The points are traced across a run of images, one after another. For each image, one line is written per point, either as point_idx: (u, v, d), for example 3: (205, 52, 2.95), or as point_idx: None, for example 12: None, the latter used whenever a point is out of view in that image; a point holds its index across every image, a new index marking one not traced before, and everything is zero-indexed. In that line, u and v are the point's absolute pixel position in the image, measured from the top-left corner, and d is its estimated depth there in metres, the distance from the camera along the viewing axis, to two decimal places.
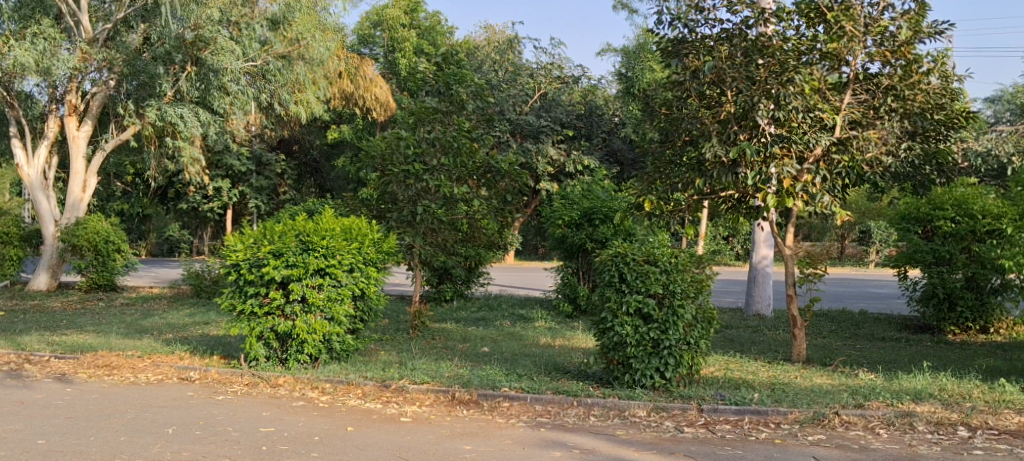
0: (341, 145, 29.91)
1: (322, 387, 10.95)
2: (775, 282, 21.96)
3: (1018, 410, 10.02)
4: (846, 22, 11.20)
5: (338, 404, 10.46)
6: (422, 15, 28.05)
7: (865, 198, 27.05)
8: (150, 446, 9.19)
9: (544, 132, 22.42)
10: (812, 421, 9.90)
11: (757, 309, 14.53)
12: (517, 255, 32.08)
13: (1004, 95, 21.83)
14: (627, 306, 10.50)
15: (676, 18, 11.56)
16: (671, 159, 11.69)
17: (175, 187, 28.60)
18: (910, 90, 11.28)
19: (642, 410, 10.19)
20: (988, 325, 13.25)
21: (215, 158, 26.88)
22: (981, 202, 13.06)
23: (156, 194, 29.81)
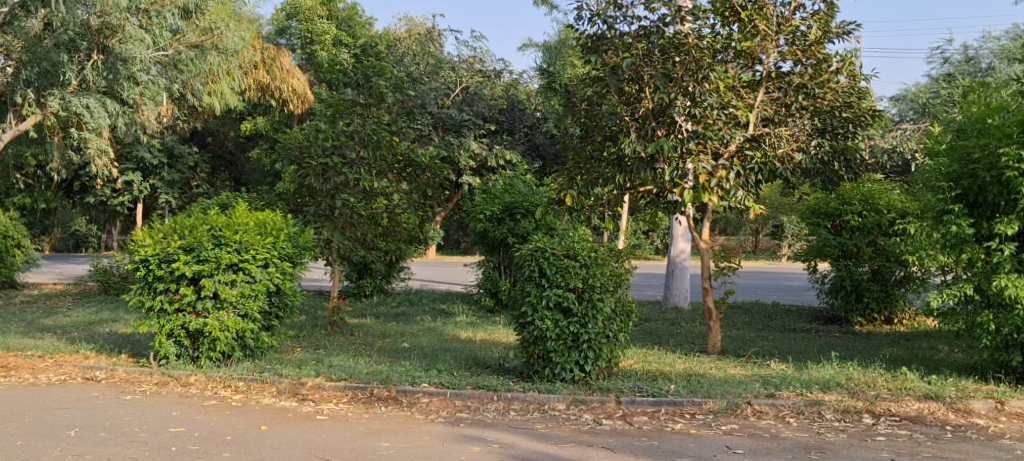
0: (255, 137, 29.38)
1: (234, 386, 10.64)
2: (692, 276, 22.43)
3: (919, 397, 10.29)
4: (759, 21, 11.45)
5: (252, 403, 10.20)
6: (342, 5, 27.89)
7: (778, 193, 27.79)
8: (49, 450, 8.82)
9: (465, 126, 22.04)
10: (725, 410, 10.10)
11: (674, 302, 14.86)
12: (438, 249, 32.03)
13: (908, 94, 22.92)
14: (548, 301, 10.44)
15: (596, 15, 11.53)
16: (591, 155, 11.71)
17: (80, 180, 27.65)
18: (820, 88, 11.63)
19: (561, 403, 10.20)
20: (892, 316, 13.84)
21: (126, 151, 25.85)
22: (886, 197, 13.76)
23: (59, 188, 28.85)
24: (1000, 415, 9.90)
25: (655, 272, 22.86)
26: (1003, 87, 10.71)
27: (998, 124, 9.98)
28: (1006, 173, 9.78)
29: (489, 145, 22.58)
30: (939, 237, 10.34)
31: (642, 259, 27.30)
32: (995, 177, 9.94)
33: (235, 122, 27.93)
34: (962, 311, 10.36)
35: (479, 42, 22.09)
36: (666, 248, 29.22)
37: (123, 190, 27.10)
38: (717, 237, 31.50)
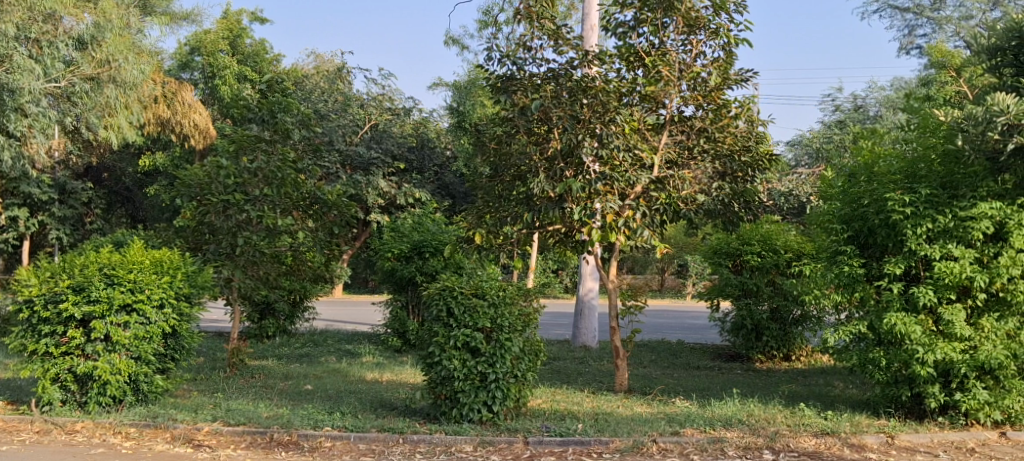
0: (154, 174, 28.61)
1: (125, 432, 9.91)
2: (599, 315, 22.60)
3: (816, 433, 9.72)
4: (662, 66, 11.54)
5: (143, 450, 9.43)
6: (248, 40, 27.40)
7: (683, 232, 28.30)
8: None
9: (374, 163, 21.54)
10: (632, 449, 9.38)
11: (582, 341, 14.91)
12: (345, 288, 31.65)
13: (804, 138, 23.69)
14: (455, 341, 9.67)
15: (505, 55, 11.23)
16: (500, 193, 11.72)
17: None
18: (720, 133, 11.82)
19: (468, 445, 9.39)
20: (790, 353, 14.18)
21: (11, 186, 24.44)
22: (783, 237, 14.18)
23: None
24: (891, 448, 9.36)
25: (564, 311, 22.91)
26: (887, 133, 11.07)
27: (884, 171, 10.12)
28: (891, 215, 9.82)
29: (397, 184, 22.15)
30: (832, 277, 10.27)
31: (549, 298, 27.41)
32: (882, 219, 10.00)
33: (132, 158, 27.24)
34: (854, 348, 10.29)
35: (388, 79, 21.88)
36: (575, 286, 29.40)
37: (9, 226, 25.78)
38: (625, 274, 31.89)
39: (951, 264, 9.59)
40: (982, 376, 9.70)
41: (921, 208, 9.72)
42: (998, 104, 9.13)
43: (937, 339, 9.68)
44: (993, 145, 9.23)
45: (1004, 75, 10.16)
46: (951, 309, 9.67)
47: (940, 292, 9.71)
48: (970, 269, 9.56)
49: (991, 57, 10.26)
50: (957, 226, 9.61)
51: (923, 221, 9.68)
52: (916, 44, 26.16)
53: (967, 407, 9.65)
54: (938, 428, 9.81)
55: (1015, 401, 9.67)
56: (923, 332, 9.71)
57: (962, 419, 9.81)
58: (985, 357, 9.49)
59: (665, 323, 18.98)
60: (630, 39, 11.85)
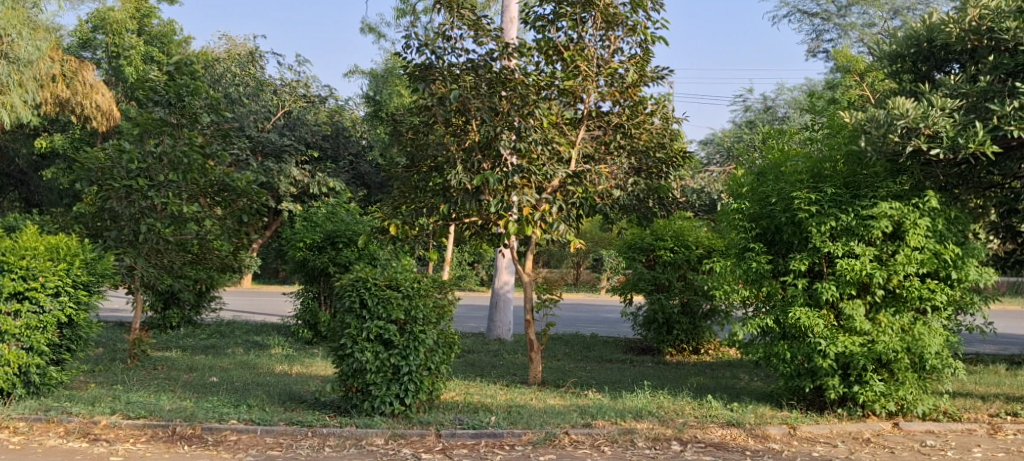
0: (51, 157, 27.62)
1: (13, 427, 9.43)
2: (514, 308, 22.62)
3: (723, 424, 9.80)
4: (580, 61, 11.51)
5: (32, 446, 9.00)
6: (156, 21, 26.66)
7: (597, 228, 28.53)
8: None
9: (286, 151, 21.20)
10: (544, 441, 9.31)
11: (497, 334, 14.88)
12: (254, 278, 31.09)
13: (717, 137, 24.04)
14: (368, 333, 9.43)
15: (424, 45, 11.01)
16: (416, 184, 11.49)
17: None
18: (636, 129, 11.82)
19: (379, 438, 9.20)
20: (699, 346, 14.38)
21: None
22: (694, 233, 14.42)
23: None
24: (793, 439, 9.48)
25: (479, 304, 22.83)
26: (794, 134, 11.31)
27: (792, 169, 10.30)
28: (797, 213, 9.95)
29: (311, 173, 21.75)
30: (739, 272, 10.35)
31: (463, 291, 27.35)
32: (789, 217, 10.14)
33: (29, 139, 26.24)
34: (761, 341, 10.40)
35: (303, 65, 21.45)
36: (490, 279, 29.39)
37: None
38: (541, 268, 31.98)
39: (852, 261, 9.73)
40: (878, 368, 9.91)
41: (825, 207, 9.86)
42: (898, 108, 9.40)
43: (838, 333, 9.87)
44: (893, 147, 9.48)
45: (903, 81, 10.41)
46: (851, 305, 9.83)
47: (841, 287, 9.85)
48: (870, 266, 9.70)
49: (891, 63, 10.52)
50: (859, 225, 9.73)
51: (827, 219, 9.80)
52: (824, 48, 26.72)
53: (864, 399, 9.83)
54: (837, 419, 9.97)
55: (910, 393, 9.89)
56: (824, 326, 9.89)
57: (859, 410, 9.99)
58: (882, 349, 9.68)
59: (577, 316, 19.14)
60: (550, 33, 11.79)
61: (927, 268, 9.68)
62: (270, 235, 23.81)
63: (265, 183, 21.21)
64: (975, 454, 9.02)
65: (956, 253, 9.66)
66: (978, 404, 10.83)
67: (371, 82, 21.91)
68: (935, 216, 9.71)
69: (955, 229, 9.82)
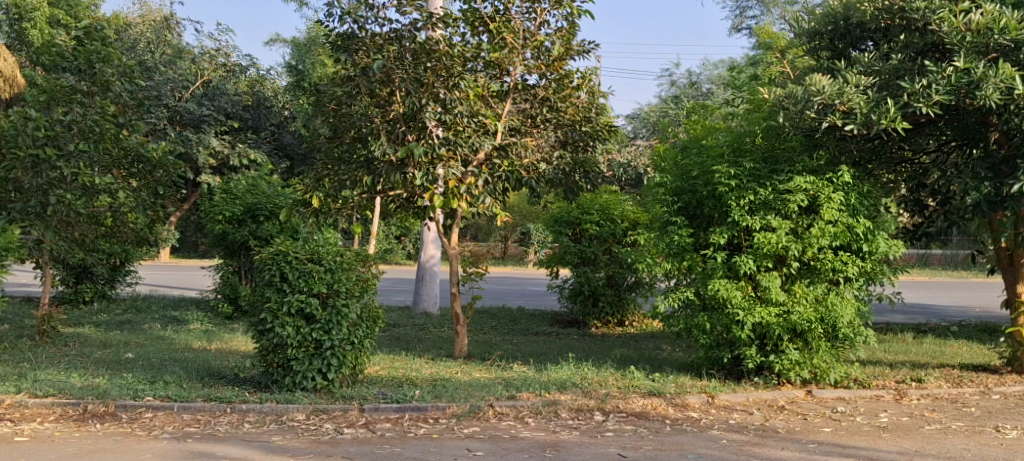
0: None
1: None
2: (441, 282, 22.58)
3: (643, 394, 9.92)
4: (507, 34, 11.45)
5: None
6: None
7: (524, 201, 28.57)
8: None
9: (205, 121, 20.66)
10: (468, 414, 9.32)
11: (423, 308, 14.84)
12: (173, 252, 30.50)
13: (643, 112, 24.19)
14: (288, 307, 9.31)
15: (346, 13, 10.86)
16: (339, 156, 11.31)
17: None
18: (562, 102, 11.82)
19: (300, 414, 9.11)
20: (624, 319, 14.53)
21: None
22: (621, 208, 14.47)
23: None
24: (711, 407, 9.64)
25: (404, 277, 22.77)
26: (713, 109, 11.49)
27: (712, 143, 10.41)
28: (717, 187, 10.08)
29: (231, 144, 21.15)
30: (661, 246, 10.45)
31: (389, 265, 27.21)
32: (710, 191, 10.28)
33: None
34: (682, 314, 10.51)
35: (224, 33, 21.00)
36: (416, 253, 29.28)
37: None
38: (468, 241, 32.02)
39: (769, 235, 9.88)
40: (793, 338, 10.13)
41: (744, 181, 10.00)
42: (815, 84, 9.57)
43: (755, 303, 10.03)
44: (810, 124, 9.68)
45: (822, 57, 10.68)
46: (768, 276, 10.00)
47: (758, 260, 10.03)
48: (786, 239, 9.87)
49: (810, 40, 10.73)
50: (776, 199, 9.89)
51: (746, 193, 9.94)
52: (747, 25, 27.04)
53: (779, 368, 10.05)
54: (754, 388, 10.17)
55: (822, 361, 10.15)
56: (742, 297, 10.04)
57: (775, 379, 10.22)
58: (797, 319, 9.89)
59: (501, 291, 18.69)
60: (475, 3, 11.66)
61: (840, 241, 9.85)
62: (189, 208, 23.36)
63: (184, 154, 20.79)
64: (882, 419, 9.27)
65: (867, 226, 9.86)
66: (886, 371, 11.15)
67: (296, 51, 21.41)
68: (848, 191, 9.91)
69: (867, 204, 10.01)
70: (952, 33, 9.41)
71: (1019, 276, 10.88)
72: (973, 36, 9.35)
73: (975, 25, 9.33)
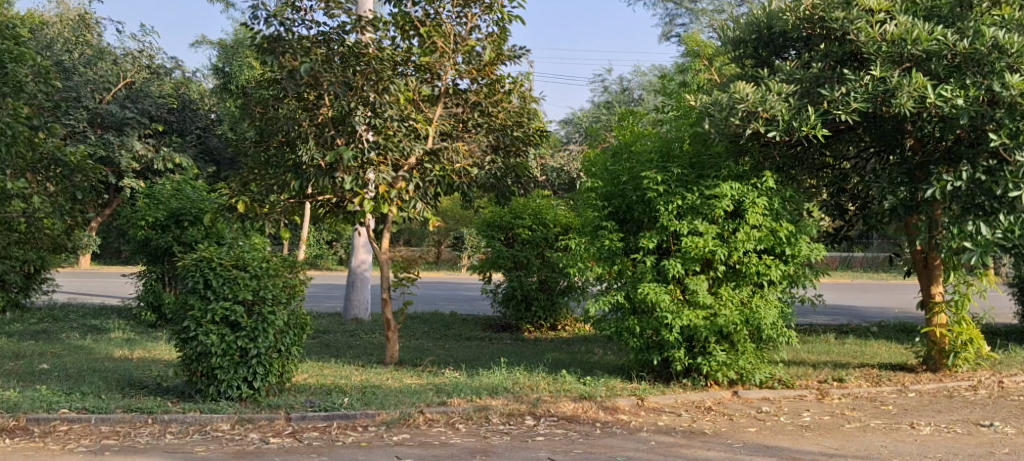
0: None
1: None
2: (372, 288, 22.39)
3: (574, 398, 9.92)
4: (438, 38, 11.37)
5: None
6: None
7: (456, 206, 28.47)
8: None
9: (127, 124, 19.93)
10: (398, 421, 9.22)
11: (354, 314, 14.70)
12: (93, 260, 29.79)
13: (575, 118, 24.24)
14: (213, 315, 9.14)
15: (272, 15, 10.71)
16: (266, 159, 11.14)
17: None
18: (493, 107, 11.81)
19: (225, 423, 8.94)
20: (556, 323, 14.58)
21: None
22: (553, 213, 14.66)
23: None
24: (641, 409, 9.69)
25: (335, 283, 22.57)
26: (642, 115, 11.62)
27: (640, 149, 10.48)
28: (646, 192, 10.12)
29: (155, 147, 20.55)
30: (591, 250, 10.45)
31: (319, 271, 26.90)
32: (639, 196, 10.33)
33: None
34: (612, 317, 10.54)
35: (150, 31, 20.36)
36: (347, 259, 29.00)
37: None
38: (399, 246, 31.87)
39: (696, 239, 9.96)
40: (720, 340, 10.22)
41: (672, 186, 10.07)
42: (738, 92, 9.71)
43: (683, 307, 10.07)
44: (734, 130, 9.79)
45: (745, 65, 10.90)
46: (695, 280, 10.08)
47: (686, 264, 10.10)
48: (712, 243, 9.94)
49: (735, 48, 10.93)
50: (702, 204, 9.98)
51: (673, 198, 10.00)
52: (676, 33, 27.32)
53: (706, 369, 10.14)
54: (682, 389, 10.25)
55: (748, 362, 10.26)
56: (671, 301, 10.07)
57: (702, 380, 10.32)
58: (723, 322, 9.96)
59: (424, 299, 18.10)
60: (406, 7, 11.58)
61: (763, 245, 10.00)
62: (110, 213, 22.81)
63: (105, 157, 20.29)
64: (804, 418, 9.40)
65: (790, 230, 10.01)
66: (809, 371, 11.31)
67: (223, 53, 21.08)
68: (771, 196, 10.05)
69: (789, 209, 10.17)
70: (868, 43, 9.59)
71: (934, 277, 11.08)
72: (888, 45, 9.54)
73: (889, 35, 9.55)
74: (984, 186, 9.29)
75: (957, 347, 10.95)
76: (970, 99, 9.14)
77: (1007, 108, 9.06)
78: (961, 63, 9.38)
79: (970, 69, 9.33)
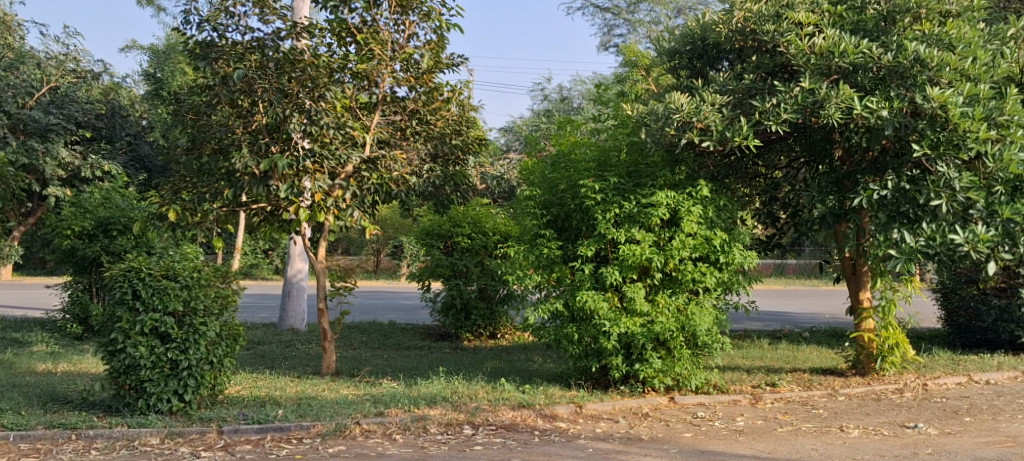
0: None
1: None
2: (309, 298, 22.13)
3: (513, 406, 9.86)
4: (374, 45, 11.23)
5: None
6: None
7: (396, 214, 28.27)
8: None
9: (53, 130, 18.86)
10: (333, 433, 9.06)
11: (290, 324, 14.47)
12: (17, 270, 28.97)
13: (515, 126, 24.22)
14: (141, 326, 8.92)
15: (204, 20, 10.50)
16: (199, 167, 10.91)
17: None
18: (432, 115, 11.72)
19: (154, 438, 8.71)
20: (496, 332, 14.55)
21: None
22: (492, 220, 14.47)
23: None
24: (579, 417, 9.66)
25: (271, 293, 22.25)
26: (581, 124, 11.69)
27: (579, 156, 10.46)
28: (584, 201, 10.10)
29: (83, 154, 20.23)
30: (530, 258, 10.38)
31: (255, 281, 26.50)
32: (577, 204, 10.31)
33: None
34: (551, 325, 10.50)
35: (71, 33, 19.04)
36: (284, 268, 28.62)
37: None
38: (337, 255, 31.55)
39: (633, 247, 9.97)
40: (657, 346, 10.24)
41: (609, 195, 10.06)
42: (674, 102, 9.75)
43: (621, 314, 10.08)
44: (670, 140, 9.83)
45: (681, 76, 10.92)
46: (633, 287, 10.07)
47: (624, 272, 10.09)
48: (649, 251, 9.96)
49: (670, 60, 10.97)
50: (639, 212, 9.98)
51: (611, 206, 9.99)
52: (614, 43, 27.50)
53: (643, 375, 10.16)
54: (620, 396, 10.26)
55: (684, 368, 10.31)
56: (609, 308, 10.07)
57: (639, 387, 10.33)
58: (660, 329, 9.98)
59: (362, 308, 17.91)
60: (343, 14, 11.43)
61: (699, 252, 10.03)
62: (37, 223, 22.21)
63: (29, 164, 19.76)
64: (739, 423, 9.45)
65: (724, 238, 10.07)
66: (743, 376, 11.40)
67: (153, 58, 20.69)
68: (706, 204, 10.11)
69: (723, 217, 10.24)
70: (798, 55, 9.75)
71: (861, 284, 11.29)
72: (816, 58, 9.70)
73: (818, 48, 9.69)
74: (909, 195, 9.42)
75: (884, 352, 11.11)
76: (894, 111, 9.27)
77: (929, 119, 9.21)
78: (886, 75, 9.52)
79: (894, 81, 9.44)
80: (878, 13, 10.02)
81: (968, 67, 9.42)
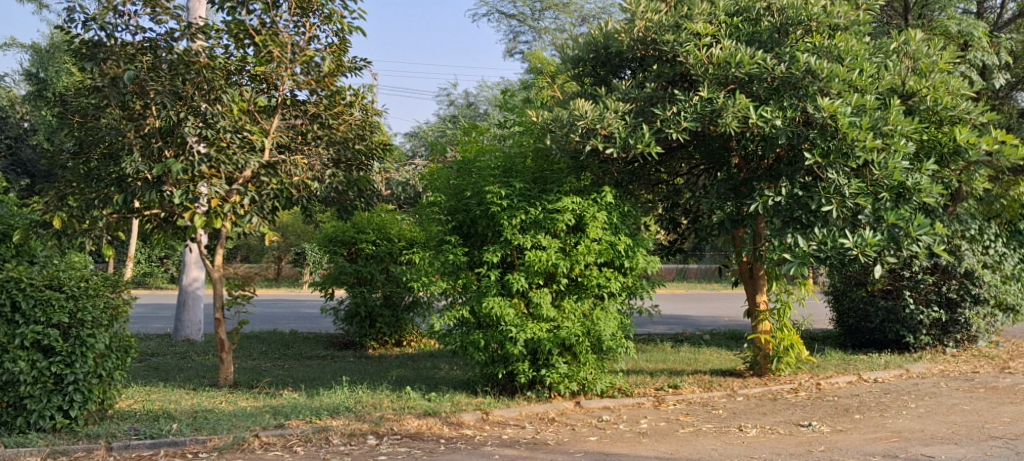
0: None
1: None
2: (207, 307, 21.54)
3: (418, 415, 9.65)
4: (273, 47, 10.87)
5: None
6: None
7: (298, 221, 27.76)
8: None
9: None
10: (231, 447, 8.75)
11: (185, 334, 14.02)
12: None
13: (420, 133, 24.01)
14: (21, 340, 8.45)
15: (91, 19, 10.06)
16: (87, 172, 10.48)
17: None
18: (334, 119, 11.36)
19: (36, 457, 8.29)
20: (401, 339, 14.38)
21: None
22: (396, 227, 14.26)
23: None
24: (484, 424, 9.52)
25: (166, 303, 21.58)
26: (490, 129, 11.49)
27: (480, 161, 10.42)
28: (490, 207, 9.97)
29: None
30: (436, 264, 10.19)
31: (151, 291, 25.67)
32: (483, 210, 10.17)
33: None
34: (457, 332, 10.33)
35: None
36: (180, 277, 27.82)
37: None
38: (236, 263, 30.81)
39: (540, 253, 9.87)
40: (563, 351, 10.17)
41: (515, 201, 9.96)
42: (578, 109, 9.73)
43: (528, 320, 9.97)
44: (574, 146, 9.79)
45: (585, 84, 10.86)
46: (539, 293, 9.98)
47: (530, 277, 9.99)
48: (555, 257, 9.88)
49: (574, 67, 10.91)
50: (545, 218, 9.92)
51: (518, 212, 9.88)
52: (519, 49, 27.53)
53: (550, 381, 10.06)
54: (526, 402, 10.15)
55: (589, 373, 10.26)
56: (515, 315, 9.95)
57: (546, 393, 10.23)
58: (566, 334, 9.90)
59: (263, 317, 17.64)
60: (241, 15, 11.09)
61: (603, 258, 10.00)
62: None
63: None
64: (642, 425, 9.43)
65: (628, 243, 10.08)
66: (647, 379, 11.43)
67: (36, 58, 19.91)
68: (611, 210, 10.10)
69: (627, 223, 10.25)
70: (697, 65, 9.75)
71: (758, 287, 11.44)
72: (714, 68, 9.73)
73: (716, 58, 9.72)
74: (801, 201, 9.58)
75: (780, 353, 11.25)
76: (787, 120, 9.47)
77: (819, 128, 9.49)
78: (779, 86, 9.66)
79: (787, 91, 9.61)
80: (772, 25, 10.16)
81: (856, 78, 9.64)
